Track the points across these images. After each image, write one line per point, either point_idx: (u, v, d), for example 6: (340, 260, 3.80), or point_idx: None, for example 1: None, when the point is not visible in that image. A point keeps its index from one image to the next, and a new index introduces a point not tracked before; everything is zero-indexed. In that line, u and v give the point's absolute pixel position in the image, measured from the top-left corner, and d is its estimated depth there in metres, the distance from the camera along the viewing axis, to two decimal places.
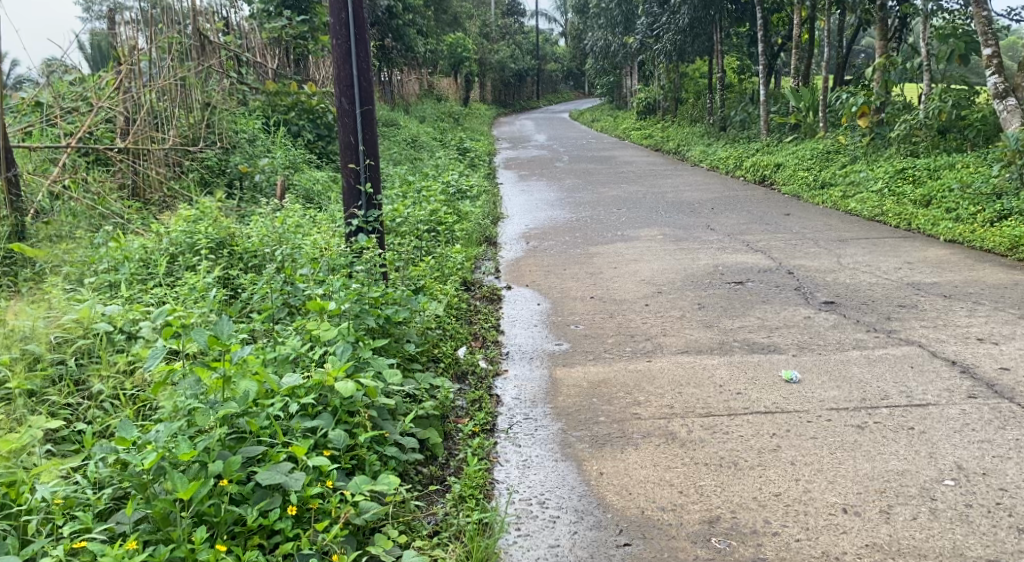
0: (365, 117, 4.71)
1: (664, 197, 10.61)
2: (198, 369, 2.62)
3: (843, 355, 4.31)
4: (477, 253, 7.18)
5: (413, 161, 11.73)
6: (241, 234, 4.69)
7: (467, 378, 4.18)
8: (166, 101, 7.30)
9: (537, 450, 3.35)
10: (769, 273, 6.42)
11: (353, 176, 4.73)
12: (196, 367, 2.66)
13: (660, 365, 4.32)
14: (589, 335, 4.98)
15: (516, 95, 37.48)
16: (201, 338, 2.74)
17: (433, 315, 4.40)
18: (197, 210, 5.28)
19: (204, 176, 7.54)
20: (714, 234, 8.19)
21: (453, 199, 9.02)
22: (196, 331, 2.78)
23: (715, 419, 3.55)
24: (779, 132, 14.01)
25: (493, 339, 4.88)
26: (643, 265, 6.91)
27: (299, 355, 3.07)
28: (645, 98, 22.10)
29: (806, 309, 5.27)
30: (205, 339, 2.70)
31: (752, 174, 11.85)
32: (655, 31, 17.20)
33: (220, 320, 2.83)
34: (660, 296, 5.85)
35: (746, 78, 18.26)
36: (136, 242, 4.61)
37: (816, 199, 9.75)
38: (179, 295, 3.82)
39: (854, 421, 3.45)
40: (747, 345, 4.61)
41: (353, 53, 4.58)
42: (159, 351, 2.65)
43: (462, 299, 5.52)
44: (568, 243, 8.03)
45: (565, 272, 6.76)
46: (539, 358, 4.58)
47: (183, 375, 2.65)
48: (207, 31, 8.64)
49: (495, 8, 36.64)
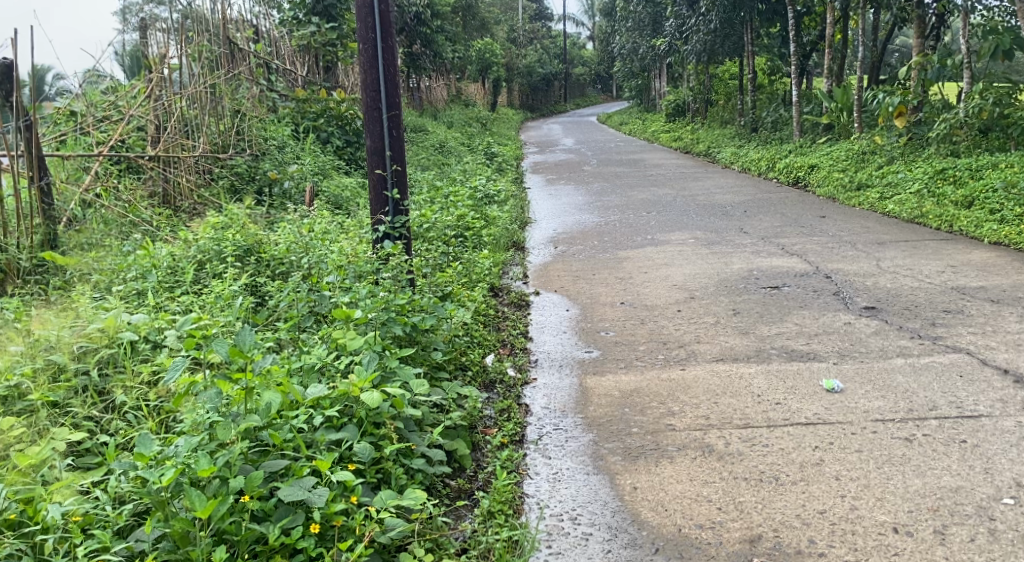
0: (392, 122, 4.63)
1: (695, 200, 10.44)
2: (219, 381, 2.55)
3: (886, 363, 4.15)
4: (505, 258, 7.09)
5: (440, 166, 11.68)
6: (269, 241, 4.63)
7: (495, 387, 4.09)
8: (196, 108, 7.28)
9: (567, 463, 3.25)
10: (806, 277, 6.26)
11: (380, 182, 4.65)
12: (218, 380, 2.60)
13: (695, 374, 4.19)
14: (621, 342, 4.86)
15: (544, 101, 37.48)
16: (222, 350, 2.67)
17: (460, 322, 4.32)
18: (225, 217, 5.24)
19: (234, 183, 7.54)
20: (748, 237, 8.02)
21: (481, 203, 8.95)
22: (216, 341, 2.71)
23: (754, 431, 3.42)
24: (813, 133, 13.77)
25: (522, 347, 4.78)
26: (675, 269, 6.79)
27: (324, 364, 3.00)
28: (674, 100, 21.90)
29: (846, 315, 5.11)
30: (227, 351, 2.63)
31: (786, 176, 11.63)
32: (684, 32, 17.00)
33: (242, 329, 2.75)
34: (694, 301, 5.71)
35: (777, 78, 18.00)
36: (165, 250, 4.58)
37: (853, 201, 9.53)
38: (205, 303, 3.76)
39: (901, 433, 3.30)
40: (785, 352, 4.47)
41: (380, 58, 4.52)
42: (179, 363, 2.60)
43: (489, 305, 5.44)
44: (598, 248, 7.91)
45: (595, 277, 6.65)
46: (568, 366, 4.48)
47: (206, 388, 2.59)
48: (235, 39, 8.69)
49: (523, 12, 36.58)
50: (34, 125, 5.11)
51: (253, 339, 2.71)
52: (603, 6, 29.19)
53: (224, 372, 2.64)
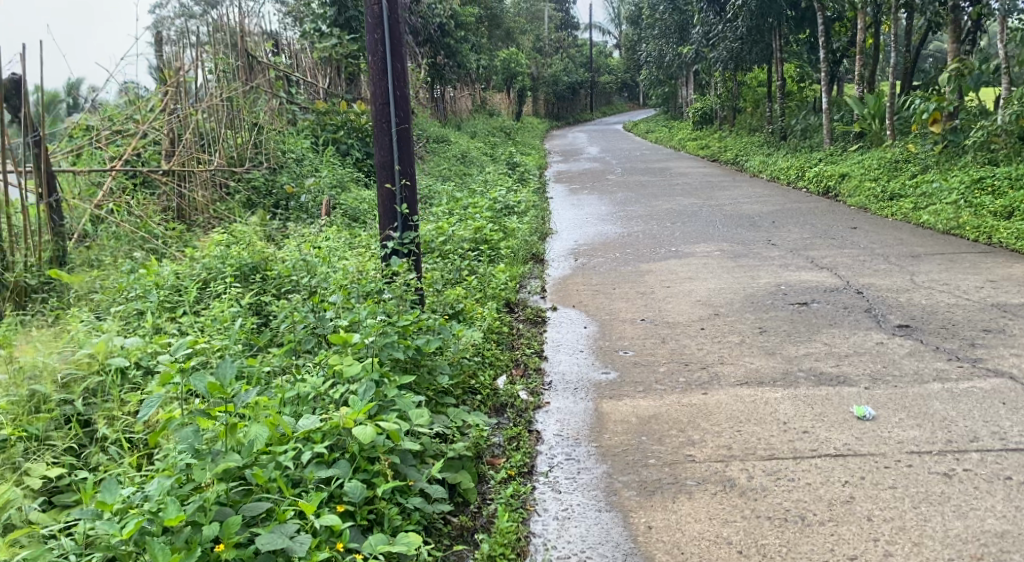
0: (401, 135, 4.48)
1: (721, 210, 10.18)
2: (198, 418, 2.39)
3: (922, 388, 3.91)
4: (523, 272, 6.91)
5: (461, 177, 11.52)
6: (276, 258, 4.47)
7: (506, 412, 3.91)
8: (213, 121, 7.18)
9: (578, 498, 3.07)
10: (835, 292, 6.01)
11: (389, 198, 4.49)
12: (197, 415, 2.44)
13: (718, 399, 3.98)
14: (639, 363, 4.65)
15: (571, 109, 37.31)
16: (200, 384, 2.48)
17: (469, 342, 4.14)
18: (231, 234, 5.11)
19: (250, 198, 7.43)
20: (775, 249, 7.77)
21: (501, 215, 8.78)
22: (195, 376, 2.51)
23: (779, 463, 3.21)
24: (844, 140, 13.45)
25: (536, 367, 4.59)
26: (699, 283, 6.56)
27: (319, 394, 2.82)
28: (701, 108, 21.61)
29: (879, 334, 4.87)
30: (204, 387, 2.43)
31: (815, 186, 11.32)
32: (711, 40, 16.72)
33: (223, 361, 2.58)
34: (718, 318, 5.49)
35: (807, 85, 17.66)
36: (168, 268, 4.45)
37: (885, 210, 9.23)
38: (202, 325, 3.62)
39: (939, 468, 3.07)
40: (813, 375, 4.24)
41: (390, 70, 4.37)
42: (154, 400, 2.45)
43: (503, 321, 5.26)
44: (620, 260, 7.69)
45: (615, 292, 6.44)
46: (584, 389, 4.28)
47: (183, 425, 2.43)
48: (254, 51, 8.61)
49: (550, 21, 36.41)
50: (42, 141, 4.97)
51: (231, 372, 2.52)
52: (629, 15, 29.02)
53: (203, 410, 2.45)
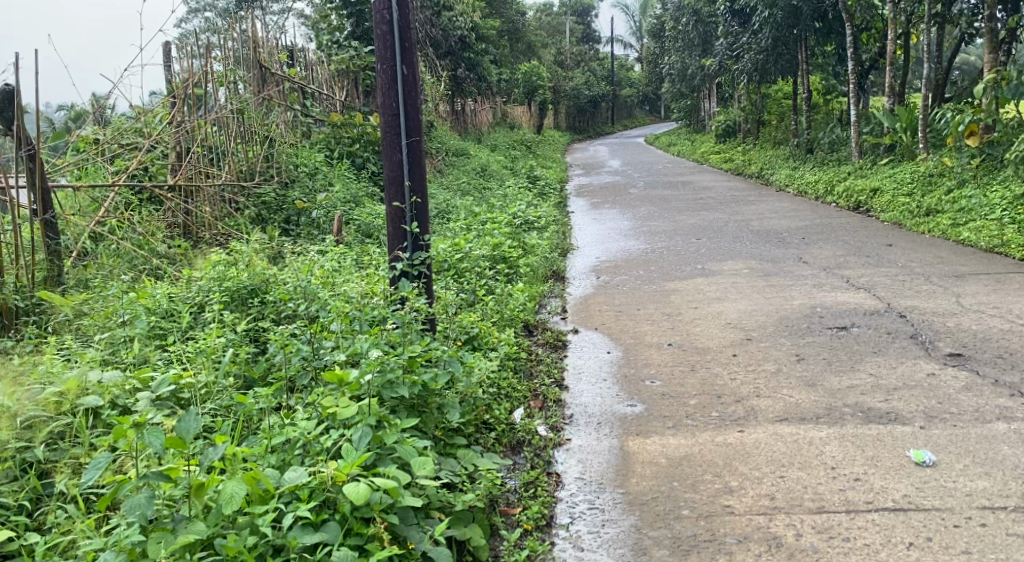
0: (411, 149, 4.16)
1: (748, 226, 9.79)
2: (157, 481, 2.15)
3: (985, 429, 3.54)
4: (543, 291, 6.57)
5: (480, 191, 11.22)
6: (277, 279, 4.16)
7: (523, 451, 3.59)
8: (223, 134, 6.98)
9: (603, 557, 2.80)
10: (877, 315, 5.62)
11: (398, 216, 4.18)
12: (158, 476, 2.20)
13: (757, 439, 3.62)
14: (668, 395, 4.28)
15: (592, 122, 36.96)
16: (157, 441, 2.24)
17: (483, 373, 3.81)
18: (232, 254, 4.82)
19: (261, 213, 7.12)
20: (808, 268, 7.39)
21: (520, 230, 8.46)
22: (155, 432, 2.25)
23: (830, 517, 2.90)
24: (874, 153, 13.01)
25: (556, 399, 4.23)
26: (729, 305, 6.18)
27: (309, 441, 2.51)
28: (725, 121, 21.20)
29: (928, 364, 4.49)
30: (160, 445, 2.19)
31: (845, 201, 10.91)
32: (735, 51, 16.31)
33: (187, 415, 2.29)
34: (751, 344, 5.11)
35: (834, 98, 17.24)
36: (162, 289, 4.15)
37: (922, 227, 8.80)
38: (188, 354, 3.34)
39: (1017, 529, 2.77)
40: (861, 411, 3.86)
41: (399, 79, 4.06)
42: (102, 461, 2.19)
43: (521, 347, 4.92)
44: (644, 279, 7.33)
45: (640, 313, 6.08)
46: (608, 424, 3.93)
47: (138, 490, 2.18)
48: (268, 62, 8.34)
49: (571, 33, 36.11)
50: (37, 155, 4.68)
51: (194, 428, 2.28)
52: (652, 27, 28.72)
53: (160, 470, 2.21)
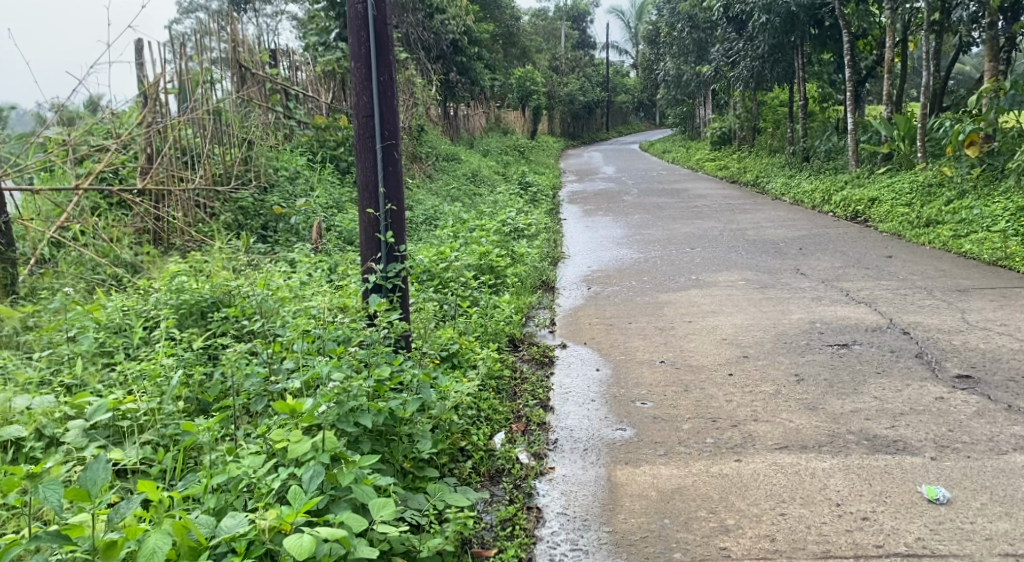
0: (387, 153, 3.88)
1: (743, 235, 9.54)
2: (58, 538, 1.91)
3: (1001, 462, 3.29)
4: (530, 302, 6.29)
5: (471, 198, 10.94)
6: (240, 290, 3.88)
7: (501, 482, 3.32)
8: (198, 135, 6.73)
9: None
10: (879, 332, 5.35)
11: (372, 224, 3.90)
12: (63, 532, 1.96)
13: (755, 469, 3.36)
14: (659, 418, 4.00)
15: (586, 128, 36.76)
16: (56, 496, 2.00)
17: (461, 395, 3.54)
18: (196, 265, 4.54)
19: (237, 218, 6.85)
20: (805, 280, 7.13)
21: (509, 238, 8.19)
22: (51, 487, 2.01)
23: None
24: (871, 162, 12.78)
25: (540, 422, 3.96)
26: (724, 319, 5.91)
27: (255, 481, 2.26)
28: (720, 128, 20.98)
29: (936, 387, 4.23)
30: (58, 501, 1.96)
31: (843, 210, 10.67)
32: (731, 58, 16.06)
33: (92, 465, 2.06)
34: (747, 362, 4.84)
35: (830, 106, 17.05)
36: (115, 302, 3.87)
37: (922, 238, 8.55)
38: (133, 375, 3.07)
39: None
40: (866, 439, 3.59)
41: (374, 78, 3.79)
42: None
43: (504, 364, 4.65)
44: (636, 290, 7.07)
45: (631, 327, 5.81)
46: (595, 451, 3.66)
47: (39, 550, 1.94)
48: (248, 62, 8.04)
49: (566, 39, 35.96)
50: None
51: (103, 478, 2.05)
52: (646, 34, 28.57)
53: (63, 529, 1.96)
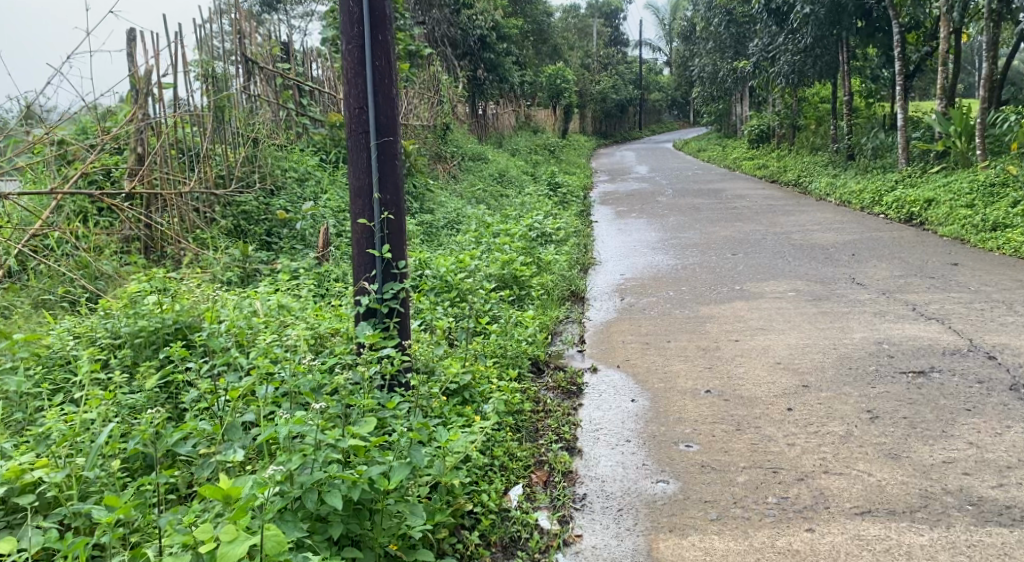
0: (383, 150, 3.24)
1: (789, 240, 8.77)
2: None
3: None
4: (556, 318, 5.63)
5: (496, 200, 10.31)
6: (207, 315, 3.30)
7: (515, 557, 2.74)
8: (198, 132, 6.18)
9: None
10: (960, 356, 4.63)
11: (365, 237, 3.28)
12: None
13: (833, 544, 2.74)
14: (708, 467, 3.32)
15: (617, 128, 35.83)
16: None
17: (469, 444, 2.93)
18: (167, 283, 3.96)
19: (240, 224, 6.28)
20: (863, 291, 6.38)
21: (534, 243, 7.54)
22: None
23: None
24: (923, 160, 11.90)
25: (564, 470, 3.32)
26: (776, 338, 5.20)
27: None
28: (758, 125, 20.08)
29: None
30: None
31: (895, 211, 9.85)
32: (770, 52, 15.22)
33: None
34: (809, 394, 4.14)
35: (875, 102, 16.15)
36: (62, 327, 3.30)
37: (990, 243, 7.74)
38: (55, 423, 2.51)
39: None
40: (970, 504, 2.92)
41: (369, 63, 3.16)
42: None
43: (524, 393, 4.00)
44: (674, 301, 6.38)
45: (670, 346, 5.13)
46: (630, 510, 3.02)
47: None
48: (256, 55, 7.47)
49: (598, 39, 35.12)
50: None
51: None
52: (681, 31, 27.76)
53: None
